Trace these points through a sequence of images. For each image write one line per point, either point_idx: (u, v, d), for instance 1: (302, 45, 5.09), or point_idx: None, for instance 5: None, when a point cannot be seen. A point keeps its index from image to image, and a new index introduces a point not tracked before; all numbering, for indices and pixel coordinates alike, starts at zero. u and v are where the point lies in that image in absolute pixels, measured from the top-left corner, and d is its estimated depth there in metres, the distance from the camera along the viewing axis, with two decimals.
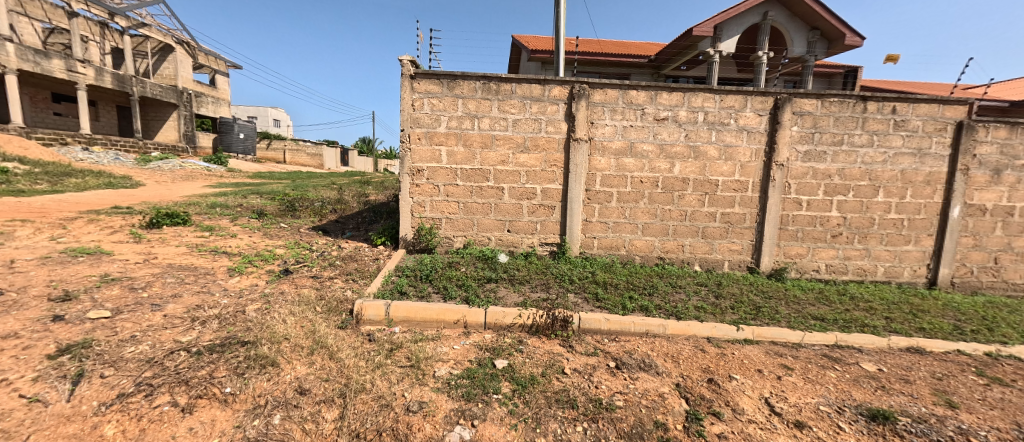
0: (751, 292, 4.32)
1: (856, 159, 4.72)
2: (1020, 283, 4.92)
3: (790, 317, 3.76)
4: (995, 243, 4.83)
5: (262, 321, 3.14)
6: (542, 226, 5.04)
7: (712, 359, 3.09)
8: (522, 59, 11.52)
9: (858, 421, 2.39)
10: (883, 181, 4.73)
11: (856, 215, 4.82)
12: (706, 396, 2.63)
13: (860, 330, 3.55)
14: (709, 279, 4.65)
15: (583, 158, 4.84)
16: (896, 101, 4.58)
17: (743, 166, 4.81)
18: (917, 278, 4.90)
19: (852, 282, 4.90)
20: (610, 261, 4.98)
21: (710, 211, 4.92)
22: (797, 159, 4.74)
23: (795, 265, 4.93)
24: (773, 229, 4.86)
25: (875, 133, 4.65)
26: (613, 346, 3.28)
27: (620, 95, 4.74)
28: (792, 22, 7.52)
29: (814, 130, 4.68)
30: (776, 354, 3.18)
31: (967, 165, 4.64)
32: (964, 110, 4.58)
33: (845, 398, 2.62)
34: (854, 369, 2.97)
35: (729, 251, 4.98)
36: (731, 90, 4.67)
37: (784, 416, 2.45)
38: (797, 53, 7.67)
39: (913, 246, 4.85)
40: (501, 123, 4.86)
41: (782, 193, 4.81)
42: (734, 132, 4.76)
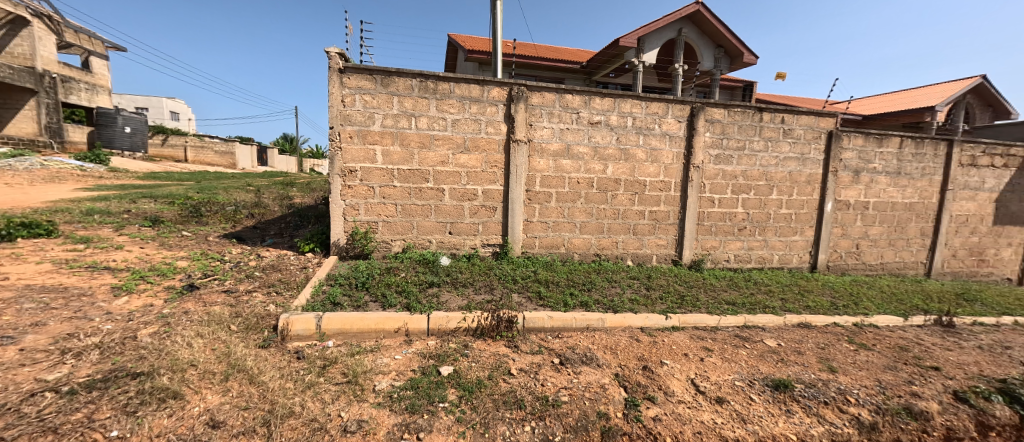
0: (676, 283, 4.75)
1: (755, 162, 5.43)
2: (874, 263, 6.06)
3: (708, 303, 4.20)
4: (857, 232, 5.89)
5: (160, 346, 2.67)
6: (484, 227, 5.01)
7: (645, 347, 3.33)
8: (459, 59, 11.38)
9: (765, 392, 2.76)
10: (776, 180, 5.51)
11: (757, 211, 5.55)
12: (642, 382, 2.84)
13: (762, 311, 4.08)
14: (640, 272, 5.01)
15: (522, 160, 4.92)
16: (784, 113, 5.37)
17: (666, 168, 5.27)
18: (803, 263, 5.78)
19: (755, 269, 5.64)
20: (551, 260, 5.12)
21: (640, 210, 5.31)
22: (710, 161, 5.32)
23: (710, 256, 5.53)
24: (692, 224, 5.39)
25: (770, 140, 5.40)
26: (556, 343, 3.37)
27: (557, 98, 4.91)
28: (701, 39, 8.40)
29: (723, 136, 5.29)
30: (699, 338, 3.54)
31: (835, 168, 5.60)
32: (833, 122, 5.52)
33: (753, 372, 3.01)
34: (759, 345, 3.42)
35: (656, 245, 5.41)
36: (655, 98, 5.08)
37: (707, 395, 2.73)
38: (707, 67, 8.58)
39: (799, 236, 5.72)
40: (440, 123, 4.74)
41: (699, 192, 5.37)
42: (658, 137, 5.19)
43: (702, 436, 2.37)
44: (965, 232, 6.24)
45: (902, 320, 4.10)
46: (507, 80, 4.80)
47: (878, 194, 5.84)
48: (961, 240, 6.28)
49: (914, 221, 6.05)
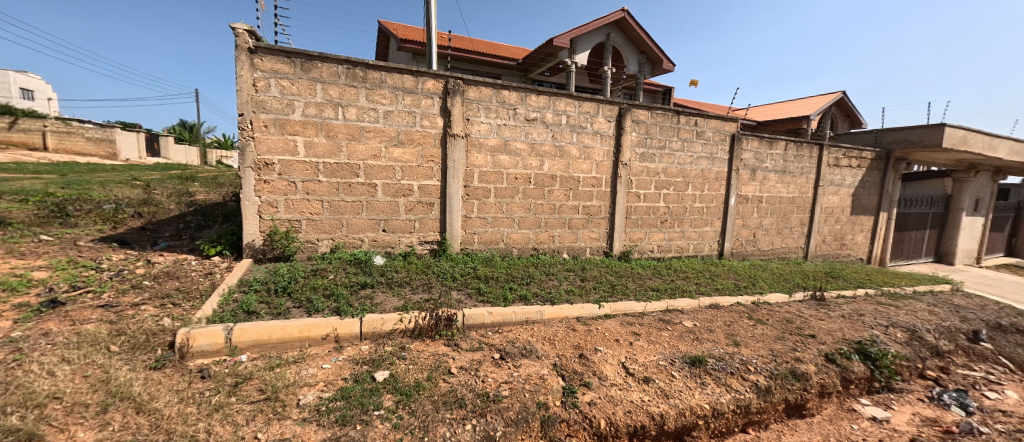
0: (608, 273, 5.05)
1: (674, 161, 5.98)
2: (767, 249, 7.06)
3: (636, 291, 4.54)
4: (754, 223, 6.80)
5: (4, 379, 2.13)
6: (421, 223, 4.83)
7: (581, 336, 3.49)
8: (391, 47, 10.79)
9: (683, 368, 3.08)
10: (691, 177, 6.13)
11: (676, 205, 6.12)
12: (579, 369, 2.97)
13: (680, 295, 4.53)
14: (575, 265, 5.23)
15: (460, 155, 4.83)
16: (696, 116, 5.98)
17: (598, 165, 5.56)
18: (712, 251, 6.53)
19: (674, 258, 6.23)
20: (491, 255, 5.11)
21: (574, 204, 5.54)
22: (636, 159, 5.73)
23: (637, 247, 5.98)
24: (621, 218, 5.78)
25: (685, 140, 5.98)
26: (496, 338, 3.38)
27: (494, 93, 4.89)
28: (627, 45, 8.98)
29: (647, 136, 5.73)
30: (628, 323, 3.80)
31: (737, 167, 6.40)
32: (735, 126, 6.29)
33: (674, 351, 3.32)
34: (679, 327, 3.78)
35: (590, 238, 5.69)
36: (587, 98, 5.32)
37: (636, 376, 2.97)
38: (632, 71, 9.20)
39: (710, 227, 6.43)
40: (370, 114, 4.44)
41: (626, 188, 5.76)
42: (590, 135, 5.44)
43: (633, 415, 2.62)
44: (831, 221, 7.56)
45: (787, 297, 4.84)
46: (443, 73, 4.66)
47: (770, 190, 6.80)
48: (828, 228, 7.60)
49: (796, 213, 7.16)
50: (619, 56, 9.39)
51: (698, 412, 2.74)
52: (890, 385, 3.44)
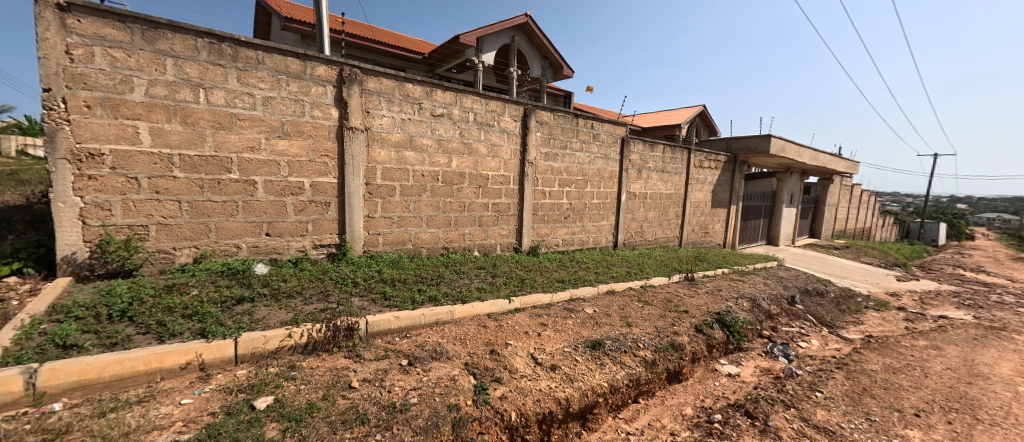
0: (517, 268, 5.21)
1: (574, 161, 6.44)
2: (651, 239, 8.09)
3: (543, 283, 4.77)
4: (641, 216, 7.73)
5: None
6: (315, 225, 4.32)
7: (492, 331, 3.52)
8: (274, 26, 9.44)
9: (585, 352, 3.33)
10: (589, 176, 6.69)
11: (577, 201, 6.61)
12: (490, 365, 2.99)
13: (582, 284, 4.90)
14: (486, 262, 5.27)
15: (360, 150, 4.45)
16: (592, 120, 6.54)
17: (506, 163, 5.68)
18: (609, 242, 7.23)
19: (577, 250, 6.73)
20: (398, 256, 4.83)
21: (484, 202, 5.56)
22: (541, 158, 6.02)
23: (544, 242, 6.29)
24: (529, 215, 6.01)
25: (584, 142, 6.50)
26: (404, 344, 3.19)
27: (396, 86, 4.62)
28: (531, 49, 9.38)
29: (550, 136, 6.06)
30: (536, 315, 3.96)
31: (626, 167, 7.19)
32: (624, 130, 7.05)
33: (577, 337, 3.56)
34: (581, 314, 4.08)
35: (500, 235, 5.79)
36: (493, 96, 5.39)
37: (544, 364, 3.11)
38: (536, 74, 9.65)
39: (606, 221, 7.11)
40: (245, 99, 3.80)
41: (533, 185, 6.00)
42: (497, 133, 5.53)
43: (542, 403, 2.75)
44: (698, 213, 9.02)
45: (666, 279, 5.61)
46: (337, 59, 4.23)
47: (652, 187, 7.80)
48: (696, 219, 9.05)
49: (673, 207, 8.36)
50: (523, 59, 9.75)
51: (598, 390, 3.02)
52: (740, 345, 4.24)
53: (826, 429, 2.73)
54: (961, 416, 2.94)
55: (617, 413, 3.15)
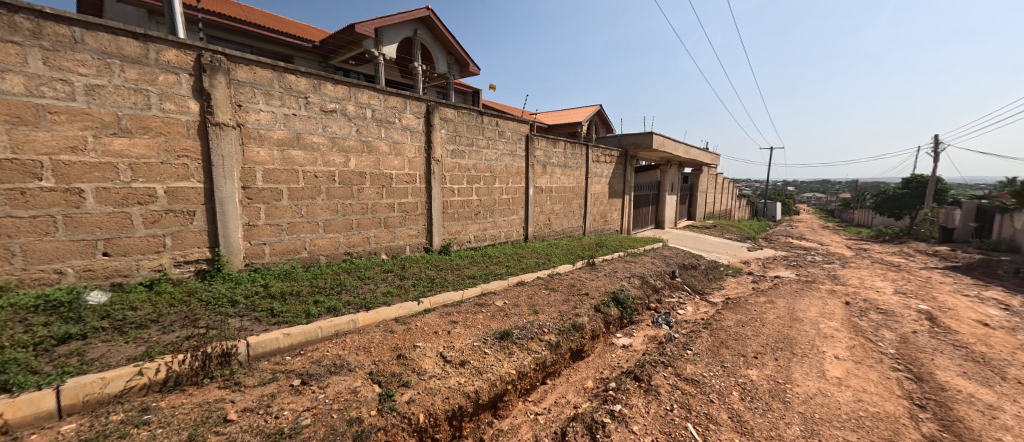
0: (427, 268, 5.11)
1: (481, 158, 6.52)
2: (559, 230, 8.62)
3: (454, 281, 4.77)
4: (548, 209, 8.18)
5: None
6: (176, 239, 3.66)
7: (399, 335, 3.40)
8: None
9: (493, 344, 3.42)
10: (497, 172, 6.84)
11: (486, 197, 6.71)
12: (396, 370, 2.89)
13: (493, 278, 5.02)
14: (394, 265, 5.06)
15: (232, 149, 3.89)
16: (497, 117, 6.68)
17: (410, 161, 5.50)
18: (520, 236, 7.51)
19: (489, 245, 6.85)
20: (290, 267, 4.36)
21: (388, 203, 5.31)
22: (447, 156, 5.97)
23: (455, 239, 6.26)
24: (438, 213, 5.92)
25: (490, 139, 6.61)
26: (296, 362, 2.90)
27: (274, 77, 4.13)
28: (435, 44, 9.17)
29: (455, 133, 6.03)
30: (446, 314, 3.94)
31: (532, 162, 7.52)
32: (528, 127, 7.36)
33: (486, 330, 3.64)
34: (492, 307, 4.17)
35: (408, 235, 5.59)
36: (392, 92, 5.16)
37: (453, 361, 3.11)
38: (442, 70, 9.49)
39: (516, 216, 7.35)
40: (58, 88, 3.03)
41: (441, 183, 5.93)
42: (399, 131, 5.31)
43: (451, 400, 2.76)
44: (598, 204, 9.88)
45: (571, 266, 6.05)
46: (193, 43, 3.61)
47: (557, 181, 8.29)
48: (597, 209, 9.91)
49: (576, 199, 9.02)
50: (428, 54, 9.52)
51: (506, 378, 3.15)
52: (632, 319, 4.79)
53: (693, 380, 3.25)
54: (784, 352, 3.76)
55: (526, 397, 3.32)
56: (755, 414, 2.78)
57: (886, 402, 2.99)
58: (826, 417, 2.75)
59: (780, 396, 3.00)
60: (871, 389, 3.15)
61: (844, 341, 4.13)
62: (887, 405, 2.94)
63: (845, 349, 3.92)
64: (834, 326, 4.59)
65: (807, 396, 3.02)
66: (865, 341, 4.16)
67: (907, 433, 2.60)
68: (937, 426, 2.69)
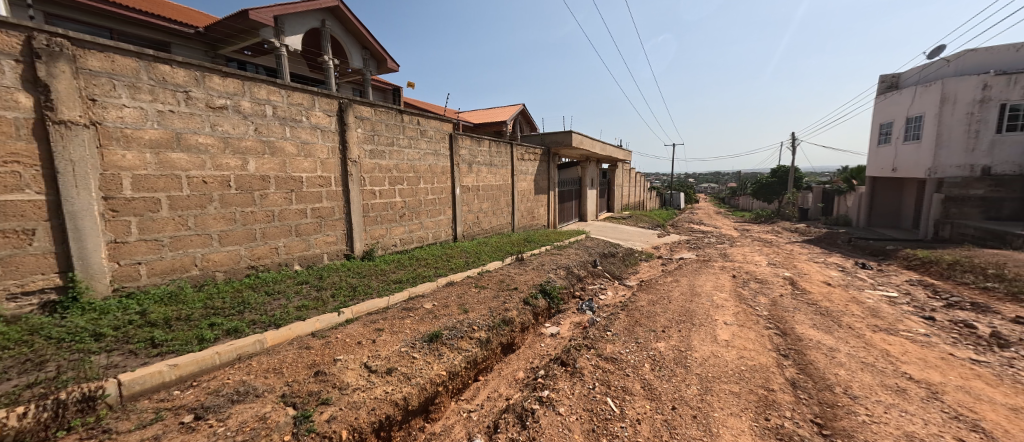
0: (348, 276, 4.79)
1: (403, 158, 6.30)
2: (488, 228, 8.70)
3: (379, 287, 4.55)
4: (476, 207, 8.21)
5: None
6: (6, 265, 2.93)
7: (316, 351, 3.15)
8: None
9: (422, 348, 3.35)
10: (421, 172, 6.67)
11: (411, 198, 6.50)
12: (314, 388, 2.67)
13: (421, 281, 4.91)
14: (309, 275, 4.66)
15: (86, 152, 3.22)
16: (418, 116, 6.52)
17: (323, 163, 5.10)
18: (449, 236, 7.43)
19: (417, 247, 6.67)
20: (176, 288, 3.76)
21: (299, 209, 4.86)
22: (366, 156, 5.66)
23: (379, 244, 5.97)
24: (359, 217, 5.59)
25: (412, 138, 6.42)
26: (187, 396, 2.52)
27: (142, 67, 3.52)
28: (347, 37, 8.58)
29: (373, 132, 5.74)
30: (370, 322, 3.76)
31: (457, 161, 7.47)
32: (452, 126, 7.29)
33: (414, 334, 3.55)
34: (420, 311, 4.08)
35: (325, 243, 5.19)
36: (297, 87, 4.73)
37: (379, 371, 2.97)
38: (357, 66, 8.93)
39: (443, 216, 7.25)
40: None
41: (360, 185, 5.60)
42: (308, 130, 4.91)
43: (377, 411, 2.64)
44: (525, 200, 10.18)
45: (501, 263, 6.16)
46: (20, 21, 2.92)
47: (483, 180, 8.34)
48: (524, 206, 10.20)
49: (503, 197, 9.17)
50: (340, 48, 8.94)
51: (437, 380, 3.11)
52: (559, 308, 5.07)
53: (612, 358, 3.55)
54: (685, 324, 4.29)
55: (458, 396, 3.32)
56: (662, 381, 3.14)
57: (761, 355, 3.58)
58: (717, 375, 3.20)
59: (682, 362, 3.43)
60: (750, 346, 3.76)
61: (732, 309, 4.84)
62: (761, 358, 3.53)
63: (731, 315, 4.60)
64: (723, 297, 5.35)
65: (703, 359, 3.49)
66: (747, 307, 4.92)
67: (774, 379, 3.16)
68: (795, 369, 3.32)
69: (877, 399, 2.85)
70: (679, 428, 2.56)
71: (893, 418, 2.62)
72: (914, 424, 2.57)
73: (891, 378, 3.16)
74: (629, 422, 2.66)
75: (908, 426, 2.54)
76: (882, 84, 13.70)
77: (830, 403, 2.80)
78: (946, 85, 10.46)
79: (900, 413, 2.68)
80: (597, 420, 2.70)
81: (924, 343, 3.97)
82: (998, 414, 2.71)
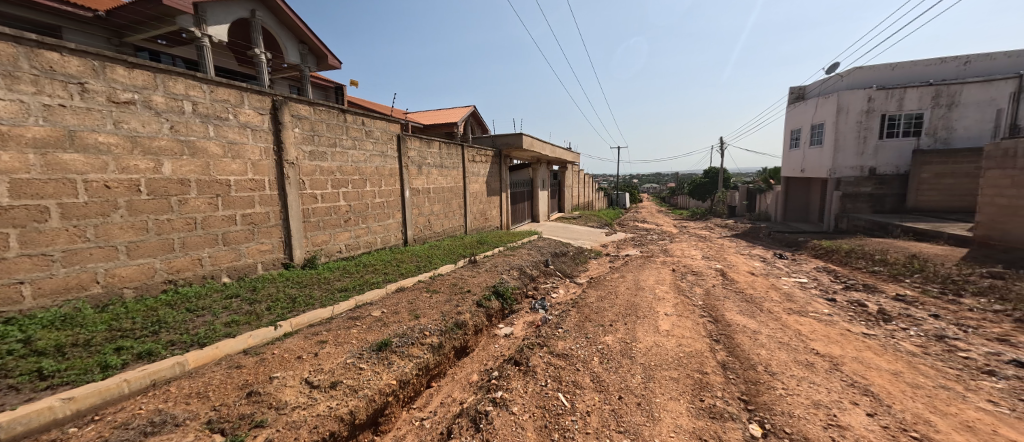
0: (287, 286, 4.45)
1: (347, 159, 6.00)
2: (440, 231, 8.55)
3: (322, 297, 4.28)
4: (427, 210, 8.03)
5: None
6: None
7: (249, 370, 2.88)
8: None
9: (370, 358, 3.20)
10: (367, 174, 6.39)
11: (357, 202, 6.20)
12: (246, 410, 2.43)
13: (369, 288, 4.71)
14: (240, 288, 4.26)
15: None
16: (363, 116, 6.23)
17: (255, 165, 4.70)
18: (399, 240, 7.19)
19: (364, 253, 6.37)
20: (71, 310, 3.25)
21: (227, 215, 4.43)
22: (304, 158, 5.30)
23: (322, 251, 5.62)
24: (298, 223, 5.21)
25: (356, 139, 6.12)
26: (87, 433, 2.16)
27: (21, 54, 3.02)
28: (281, 30, 8.00)
29: (312, 132, 5.40)
30: (312, 334, 3.52)
31: (406, 163, 7.25)
32: (399, 127, 7.07)
33: (361, 344, 3.38)
34: (367, 319, 3.90)
35: (259, 252, 4.78)
36: (222, 82, 4.31)
37: (321, 385, 2.78)
38: (294, 61, 8.36)
39: (392, 219, 6.99)
40: None
41: (299, 189, 5.24)
42: (236, 129, 4.50)
43: (320, 428, 2.47)
44: (477, 202, 10.14)
45: (453, 266, 6.08)
46: None
47: (434, 182, 8.18)
48: (476, 208, 10.16)
49: (455, 199, 9.06)
50: (274, 42, 8.32)
51: (386, 390, 2.99)
52: (512, 308, 5.13)
53: (563, 354, 3.66)
54: (631, 317, 4.53)
55: (409, 405, 3.22)
56: (610, 373, 3.30)
57: (697, 342, 3.88)
58: (659, 363, 3.43)
59: (628, 353, 3.63)
60: (688, 334, 4.07)
61: (672, 301, 5.19)
62: (696, 344, 3.84)
63: (671, 306, 4.94)
64: (664, 289, 5.74)
65: (647, 348, 3.71)
66: (684, 298, 5.32)
67: (708, 362, 3.44)
68: (726, 352, 3.65)
69: (791, 374, 3.22)
70: (625, 416, 2.69)
71: (803, 389, 2.98)
72: (820, 393, 2.94)
73: (803, 355, 3.59)
74: (579, 415, 2.75)
75: (815, 395, 2.90)
76: (792, 95, 15.53)
77: (753, 381, 3.11)
78: (840, 97, 12.03)
79: (809, 384, 3.05)
80: (549, 416, 2.76)
81: (827, 321, 4.56)
82: (882, 378, 3.19)
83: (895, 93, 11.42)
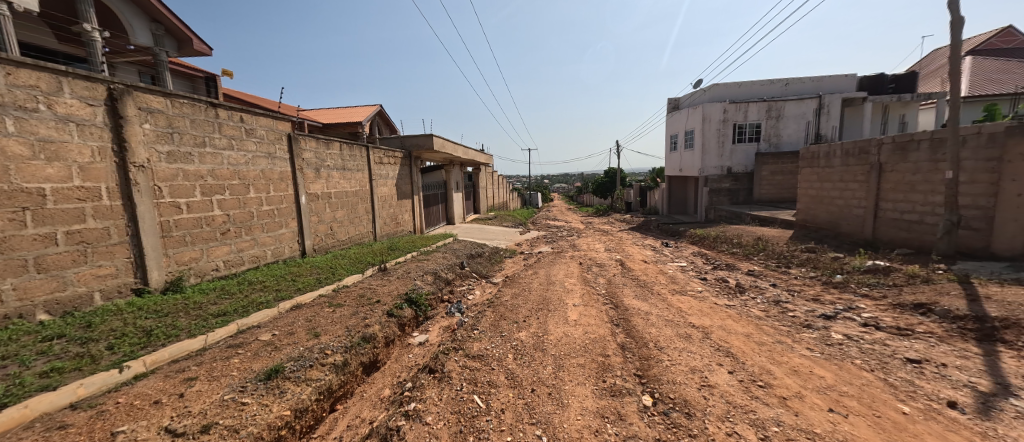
0: (140, 317, 3.64)
1: (222, 161, 5.16)
2: (345, 239, 7.88)
3: (190, 325, 3.60)
4: (329, 217, 7.33)
5: None
6: None
7: (79, 429, 2.25)
8: None
9: (255, 390, 2.77)
10: (250, 179, 5.57)
11: (237, 211, 5.36)
12: None
13: (256, 309, 4.10)
14: (68, 325, 3.35)
15: None
16: (240, 112, 5.42)
17: (85, 168, 3.73)
18: (295, 251, 6.43)
19: (250, 270, 5.55)
20: None
21: (42, 234, 3.45)
22: (160, 159, 4.40)
23: (192, 270, 4.74)
24: (155, 238, 4.30)
25: (232, 138, 5.30)
26: None
27: None
28: (123, 4, 6.54)
29: (170, 129, 4.51)
30: (176, 371, 2.93)
31: (300, 166, 6.53)
32: (290, 126, 6.32)
33: (244, 375, 2.92)
34: (252, 345, 3.39)
35: (97, 277, 3.82)
36: (27, 62, 3.34)
37: (188, 432, 2.29)
38: (143, 43, 6.90)
39: (285, 228, 6.22)
40: None
41: (153, 198, 4.31)
42: (52, 123, 3.53)
43: None
44: (387, 206, 9.62)
45: (360, 276, 5.67)
46: None
47: (336, 186, 7.50)
48: (387, 212, 9.63)
49: (361, 203, 8.43)
50: (112, 18, 6.73)
51: (277, 423, 2.63)
52: (426, 315, 4.99)
53: (479, 356, 3.66)
54: (543, 311, 4.77)
55: (308, 435, 2.88)
56: (523, 367, 3.41)
57: (601, 328, 4.24)
58: (568, 352, 3.66)
59: (540, 346, 3.80)
60: (593, 321, 4.43)
61: (579, 292, 5.59)
62: (600, 330, 4.19)
63: (577, 297, 5.33)
64: (573, 282, 6.16)
65: (557, 340, 3.93)
66: (590, 289, 5.77)
67: (609, 346, 3.78)
68: (623, 335, 4.05)
69: (674, 346, 3.72)
70: (537, 407, 2.81)
71: (682, 358, 3.47)
72: (695, 359, 3.45)
73: (683, 328, 4.18)
74: (494, 414, 2.78)
75: (692, 361, 3.40)
76: (670, 106, 18.03)
77: (645, 357, 3.51)
78: (705, 109, 14.34)
79: (687, 353, 3.57)
80: (463, 420, 2.73)
81: (701, 298, 5.39)
82: (739, 341, 3.88)
83: (742, 107, 14.07)
